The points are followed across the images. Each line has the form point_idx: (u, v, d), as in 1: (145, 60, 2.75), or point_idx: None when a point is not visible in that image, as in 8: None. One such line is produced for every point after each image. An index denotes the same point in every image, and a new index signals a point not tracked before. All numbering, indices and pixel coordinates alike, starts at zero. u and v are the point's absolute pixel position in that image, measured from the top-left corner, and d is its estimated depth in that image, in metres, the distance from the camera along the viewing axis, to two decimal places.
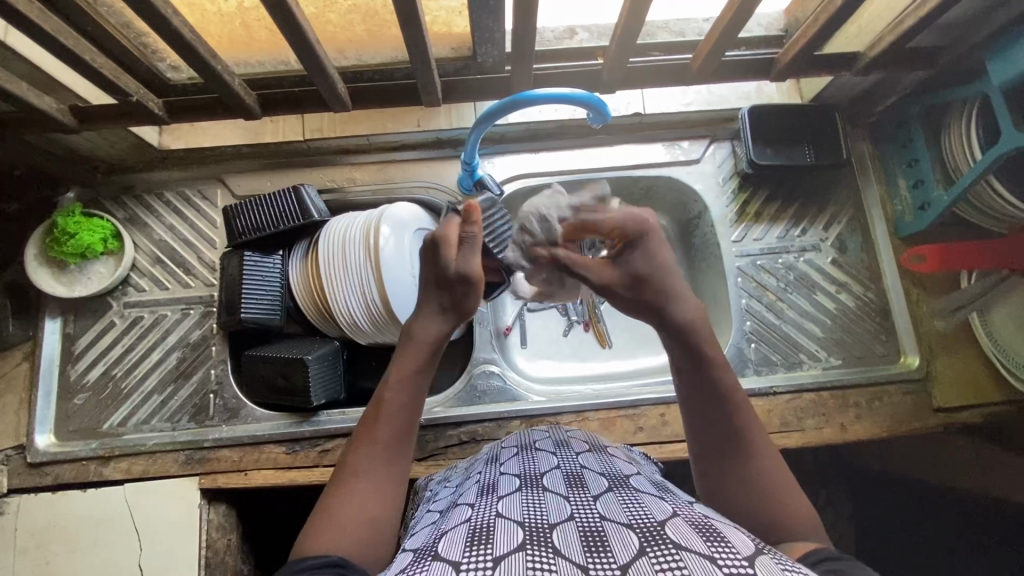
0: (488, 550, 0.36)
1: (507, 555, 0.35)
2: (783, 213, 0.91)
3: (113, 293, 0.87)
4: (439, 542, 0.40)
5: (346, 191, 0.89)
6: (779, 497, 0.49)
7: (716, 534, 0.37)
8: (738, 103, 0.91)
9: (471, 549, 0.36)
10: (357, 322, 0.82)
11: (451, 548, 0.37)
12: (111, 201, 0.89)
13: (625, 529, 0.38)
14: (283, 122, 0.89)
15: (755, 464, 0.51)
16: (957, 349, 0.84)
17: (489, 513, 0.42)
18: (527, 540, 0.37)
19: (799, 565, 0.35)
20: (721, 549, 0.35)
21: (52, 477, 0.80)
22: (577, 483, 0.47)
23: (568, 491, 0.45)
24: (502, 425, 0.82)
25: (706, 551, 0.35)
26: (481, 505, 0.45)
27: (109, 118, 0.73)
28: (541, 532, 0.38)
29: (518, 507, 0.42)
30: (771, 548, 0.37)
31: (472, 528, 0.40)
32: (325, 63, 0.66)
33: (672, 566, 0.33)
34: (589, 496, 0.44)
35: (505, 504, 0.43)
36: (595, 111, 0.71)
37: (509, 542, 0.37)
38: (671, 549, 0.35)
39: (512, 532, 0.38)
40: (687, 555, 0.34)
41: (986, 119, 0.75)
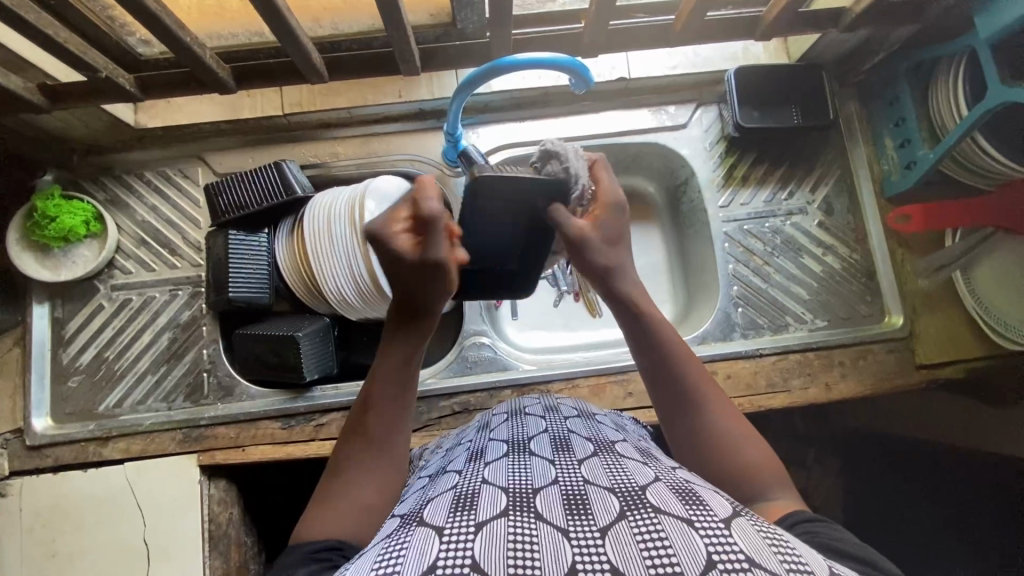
0: (471, 516, 0.37)
1: (489, 520, 0.36)
2: (770, 176, 0.91)
3: (99, 276, 0.86)
4: (425, 509, 0.41)
5: (329, 166, 0.88)
6: (736, 445, 0.52)
7: (694, 498, 0.38)
8: (725, 66, 0.89)
9: (455, 516, 0.37)
10: (346, 298, 0.82)
11: (436, 516, 0.38)
12: (91, 183, 0.88)
13: (607, 493, 0.39)
14: (261, 96, 0.87)
15: (709, 421, 0.53)
16: (940, 307, 0.86)
17: (474, 480, 0.43)
18: (509, 506, 0.38)
19: (773, 526, 0.37)
20: (699, 512, 0.36)
21: (53, 459, 0.81)
22: (563, 447, 0.48)
23: (554, 455, 0.46)
24: (494, 394, 0.83)
25: (684, 513, 0.36)
26: (468, 472, 0.46)
27: (80, 97, 0.71)
28: (524, 497, 0.39)
29: (503, 474, 0.43)
30: (748, 511, 0.38)
31: (456, 496, 0.41)
32: (298, 33, 0.64)
33: (650, 531, 0.34)
34: (574, 460, 0.45)
35: (490, 471, 0.44)
36: (578, 77, 0.70)
37: (491, 508, 0.38)
38: (650, 513, 0.36)
39: (495, 498, 0.39)
40: (665, 518, 0.35)
41: (972, 74, 0.74)
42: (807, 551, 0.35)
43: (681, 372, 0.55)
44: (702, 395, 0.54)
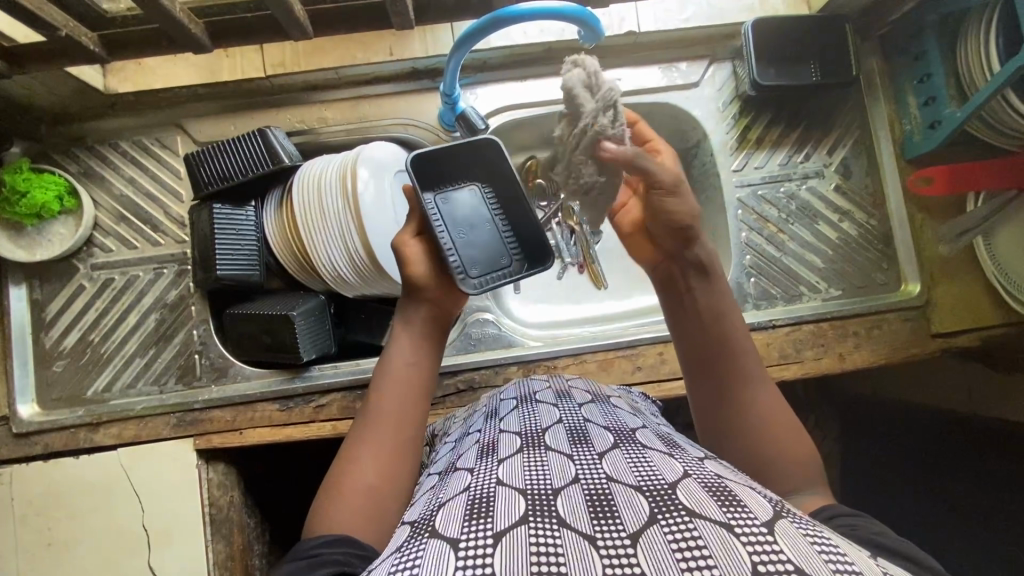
0: (487, 524, 0.34)
1: (508, 530, 0.34)
2: (785, 138, 0.86)
3: (78, 255, 0.82)
4: (437, 514, 0.38)
5: (318, 132, 0.82)
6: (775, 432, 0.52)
7: (730, 496, 0.35)
8: (742, 17, 0.83)
9: (470, 523, 0.35)
10: (342, 275, 0.78)
11: (449, 523, 0.36)
12: (62, 155, 0.82)
13: (634, 492, 0.36)
14: (240, 57, 0.80)
15: (751, 403, 0.54)
16: (960, 275, 0.83)
17: (488, 480, 0.41)
18: (529, 512, 0.35)
19: (819, 526, 0.34)
20: (738, 515, 0.33)
21: (42, 446, 0.78)
22: (580, 440, 0.45)
23: (572, 449, 0.44)
24: (499, 371, 0.80)
25: (722, 517, 0.33)
26: (481, 469, 0.43)
27: (39, 59, 0.64)
28: (544, 500, 0.37)
29: (519, 472, 0.41)
30: (790, 511, 0.35)
31: (470, 498, 0.38)
32: None
33: (685, 538, 0.32)
34: (594, 454, 0.42)
35: (505, 468, 0.42)
36: (588, 29, 0.64)
37: (509, 515, 0.35)
38: (684, 518, 0.33)
39: (513, 502, 0.37)
40: (701, 524, 0.32)
41: (1009, 25, 0.69)
42: (856, 554, 0.32)
43: (721, 353, 0.57)
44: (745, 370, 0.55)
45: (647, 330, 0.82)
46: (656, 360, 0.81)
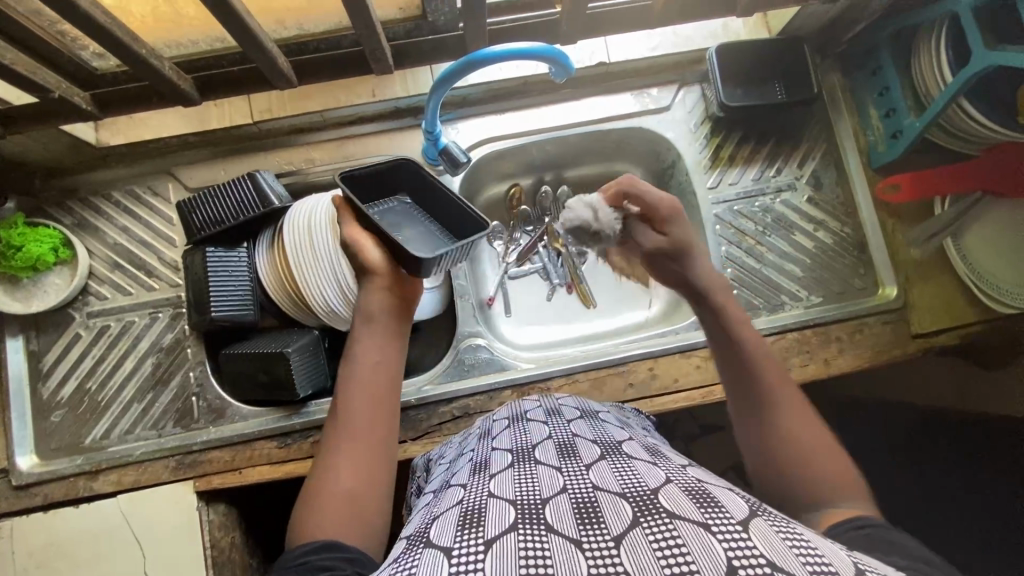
0: (479, 533, 0.36)
1: (499, 536, 0.35)
2: (757, 154, 0.90)
3: (74, 304, 0.83)
4: (431, 527, 0.40)
5: (306, 173, 0.85)
6: (810, 458, 0.51)
7: (709, 499, 0.37)
8: (705, 44, 0.88)
9: (463, 534, 0.36)
10: (335, 309, 0.79)
11: (443, 535, 0.37)
12: (56, 207, 0.84)
13: (619, 498, 0.38)
14: (228, 105, 0.84)
15: (783, 426, 0.53)
16: (934, 275, 0.85)
17: (481, 494, 0.42)
18: (519, 520, 0.37)
19: (793, 523, 0.36)
20: (715, 514, 0.35)
21: (42, 498, 0.78)
22: (569, 453, 0.47)
23: (560, 462, 0.45)
24: (493, 396, 0.82)
25: (701, 517, 0.35)
26: (473, 485, 0.45)
27: (34, 119, 0.67)
28: (533, 509, 0.38)
29: (509, 484, 0.42)
30: (766, 510, 0.37)
31: (463, 511, 0.40)
32: (261, 39, 0.61)
33: (665, 538, 0.33)
34: (581, 466, 0.44)
35: (496, 482, 0.43)
36: (558, 65, 0.67)
37: (500, 523, 0.37)
38: (665, 518, 0.35)
39: (504, 511, 0.38)
40: (681, 524, 0.34)
41: (956, 40, 0.73)
42: (826, 545, 0.34)
43: (755, 373, 0.57)
44: (777, 395, 0.55)
45: (636, 347, 0.84)
46: (647, 376, 0.82)
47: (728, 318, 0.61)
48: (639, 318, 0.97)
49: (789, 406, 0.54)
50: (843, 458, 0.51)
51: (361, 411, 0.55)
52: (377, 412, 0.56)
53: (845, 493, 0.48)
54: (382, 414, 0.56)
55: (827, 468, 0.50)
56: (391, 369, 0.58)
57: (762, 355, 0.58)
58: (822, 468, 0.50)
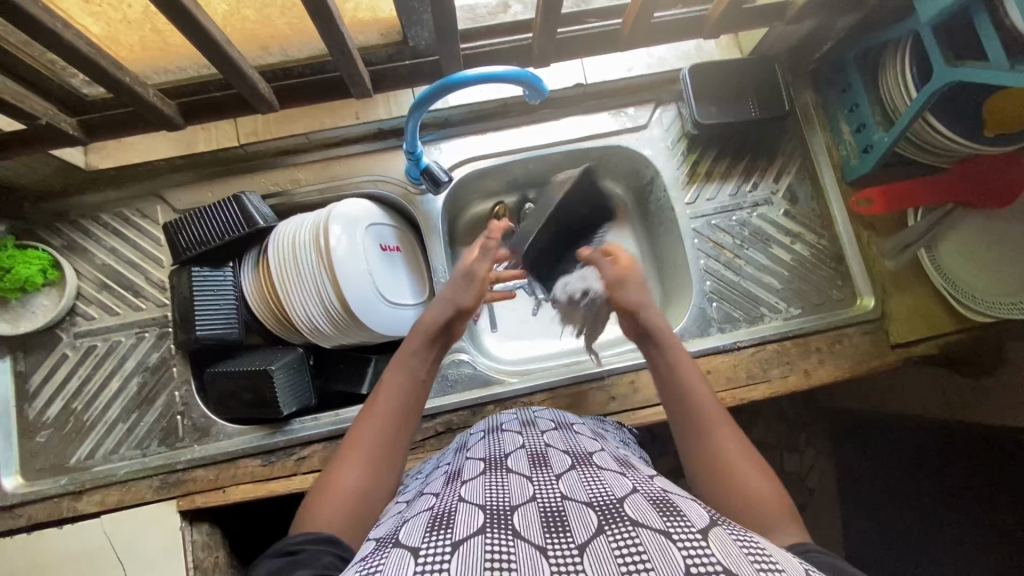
0: (448, 534, 0.36)
1: (466, 537, 0.36)
2: (733, 170, 0.92)
3: (62, 325, 0.84)
4: (402, 530, 0.40)
5: (291, 193, 0.87)
6: (741, 478, 0.52)
7: (672, 509, 0.38)
8: (679, 64, 0.91)
9: (432, 535, 0.37)
10: (318, 326, 0.80)
11: (412, 537, 0.38)
12: (46, 230, 0.85)
13: (585, 507, 0.39)
14: (215, 129, 0.87)
15: (717, 448, 0.55)
16: (911, 285, 0.87)
17: (452, 500, 0.43)
18: (487, 523, 0.37)
19: (752, 535, 0.37)
20: (676, 523, 0.36)
21: (25, 519, 0.78)
22: (540, 462, 0.48)
23: (532, 471, 0.46)
24: (477, 411, 0.82)
25: (662, 525, 0.36)
26: (446, 492, 0.46)
27: (23, 144, 0.68)
28: (502, 515, 0.39)
29: (480, 491, 0.43)
30: (726, 520, 0.38)
31: (434, 516, 0.41)
32: (242, 65, 0.64)
33: (627, 543, 0.34)
34: (552, 476, 0.45)
35: (468, 490, 0.44)
36: (532, 88, 0.70)
37: (468, 526, 0.37)
38: (629, 526, 0.36)
39: (473, 515, 0.39)
40: (643, 531, 0.35)
41: (920, 56, 0.75)
42: (783, 556, 0.35)
43: (691, 398, 0.60)
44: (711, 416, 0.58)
45: (618, 360, 0.85)
46: (629, 389, 0.83)
47: (668, 350, 0.65)
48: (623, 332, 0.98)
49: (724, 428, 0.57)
50: (772, 479, 0.52)
51: (391, 419, 0.59)
52: (402, 424, 0.60)
53: (774, 515, 0.49)
54: (405, 426, 0.60)
55: (761, 488, 0.51)
56: (420, 390, 0.64)
57: (691, 379, 0.62)
58: (755, 488, 0.51)
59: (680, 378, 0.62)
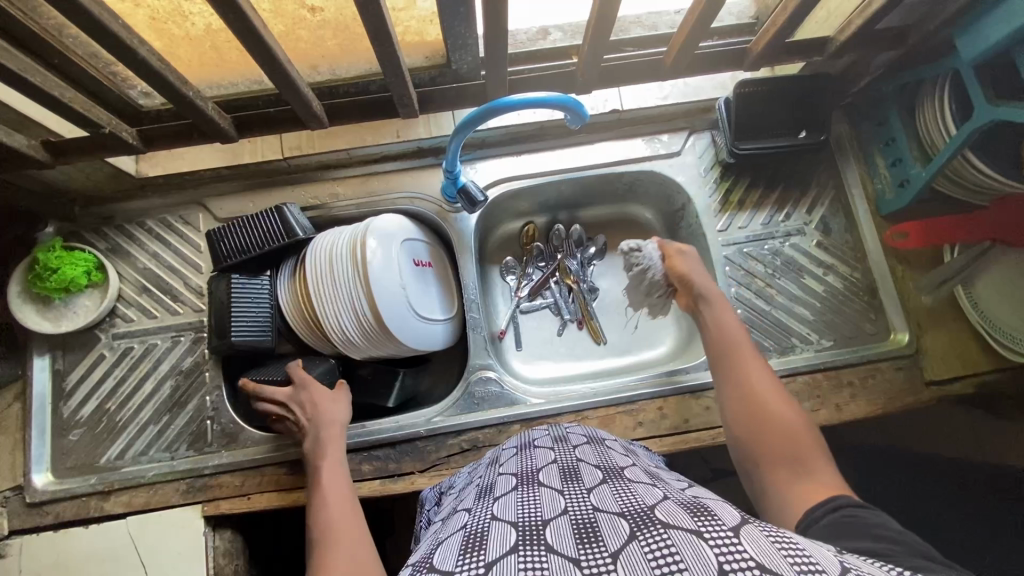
0: (481, 556, 0.37)
1: (499, 559, 0.36)
2: (766, 199, 0.92)
3: (101, 326, 0.86)
4: (435, 554, 0.40)
5: (329, 207, 0.89)
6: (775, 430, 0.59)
7: (705, 512, 0.38)
8: (714, 94, 0.92)
9: (465, 557, 0.37)
10: (350, 338, 0.81)
11: (446, 560, 0.38)
12: (92, 233, 0.88)
13: (617, 518, 0.39)
14: (261, 142, 0.90)
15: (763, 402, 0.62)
16: (946, 322, 0.86)
17: (484, 518, 0.43)
18: (519, 542, 0.37)
19: (788, 533, 0.36)
20: (707, 523, 0.36)
21: (53, 516, 0.79)
22: (572, 476, 0.48)
23: (563, 485, 0.46)
24: (502, 430, 0.82)
25: (693, 526, 0.36)
26: (478, 509, 0.46)
27: (82, 150, 0.71)
28: (534, 531, 0.39)
29: (512, 508, 0.43)
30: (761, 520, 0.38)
31: (467, 536, 0.41)
32: (297, 82, 0.66)
33: (661, 548, 0.34)
34: (583, 489, 0.45)
35: (500, 506, 0.44)
36: (574, 113, 0.71)
37: (501, 546, 0.37)
38: (660, 530, 0.36)
39: (506, 535, 0.39)
40: (674, 533, 0.35)
41: (959, 94, 0.75)
42: (818, 550, 0.35)
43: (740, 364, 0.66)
44: (764, 383, 0.63)
45: (645, 385, 0.84)
46: (657, 414, 0.82)
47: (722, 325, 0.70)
48: (649, 356, 0.98)
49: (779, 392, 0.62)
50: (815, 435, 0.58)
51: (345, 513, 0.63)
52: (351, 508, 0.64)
53: (805, 460, 0.55)
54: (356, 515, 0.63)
55: (797, 441, 0.57)
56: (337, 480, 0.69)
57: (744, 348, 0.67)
58: (789, 428, 0.58)
59: (727, 333, 0.69)
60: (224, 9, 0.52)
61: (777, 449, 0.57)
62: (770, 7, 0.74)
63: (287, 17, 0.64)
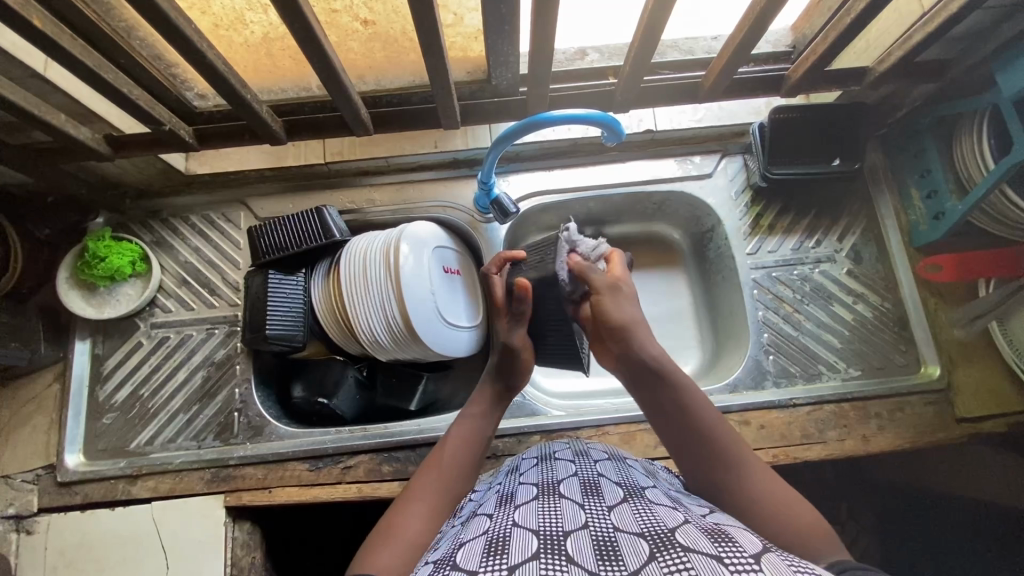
0: (503, 559, 0.38)
1: (521, 563, 0.37)
2: (796, 225, 0.92)
3: (140, 315, 0.89)
4: (458, 553, 0.42)
5: (365, 211, 0.92)
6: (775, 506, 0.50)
7: (725, 537, 0.38)
8: (749, 119, 0.92)
9: (488, 559, 0.39)
10: (378, 340, 0.83)
11: (469, 560, 0.40)
12: (139, 225, 0.92)
13: (637, 538, 0.39)
14: (304, 146, 0.92)
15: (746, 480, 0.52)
16: (979, 358, 0.84)
17: (506, 523, 0.44)
18: (541, 548, 0.39)
19: (810, 563, 0.36)
20: (729, 549, 0.36)
21: (81, 497, 0.81)
22: (593, 492, 0.48)
23: (583, 498, 0.47)
24: (522, 440, 0.83)
25: (714, 551, 0.36)
26: (499, 514, 0.46)
27: (140, 146, 0.75)
28: (555, 540, 0.40)
29: (533, 516, 0.44)
30: (781, 550, 0.38)
31: (489, 539, 0.42)
32: (349, 90, 0.69)
33: (680, 567, 0.35)
34: (603, 505, 0.45)
35: (521, 513, 0.45)
36: (610, 130, 0.73)
37: (523, 551, 0.39)
38: (680, 553, 0.36)
39: (528, 542, 0.40)
40: (694, 556, 0.36)
41: (997, 128, 0.75)
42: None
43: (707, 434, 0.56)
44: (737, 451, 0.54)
45: None
46: None
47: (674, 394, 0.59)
48: None
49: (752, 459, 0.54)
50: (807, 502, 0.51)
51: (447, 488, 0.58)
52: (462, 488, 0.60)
53: (820, 539, 0.47)
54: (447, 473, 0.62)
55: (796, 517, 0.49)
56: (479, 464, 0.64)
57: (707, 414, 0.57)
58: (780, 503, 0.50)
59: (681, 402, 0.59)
60: (289, 17, 0.55)
61: (783, 532, 0.48)
62: (808, 37, 0.76)
63: (341, 29, 0.67)
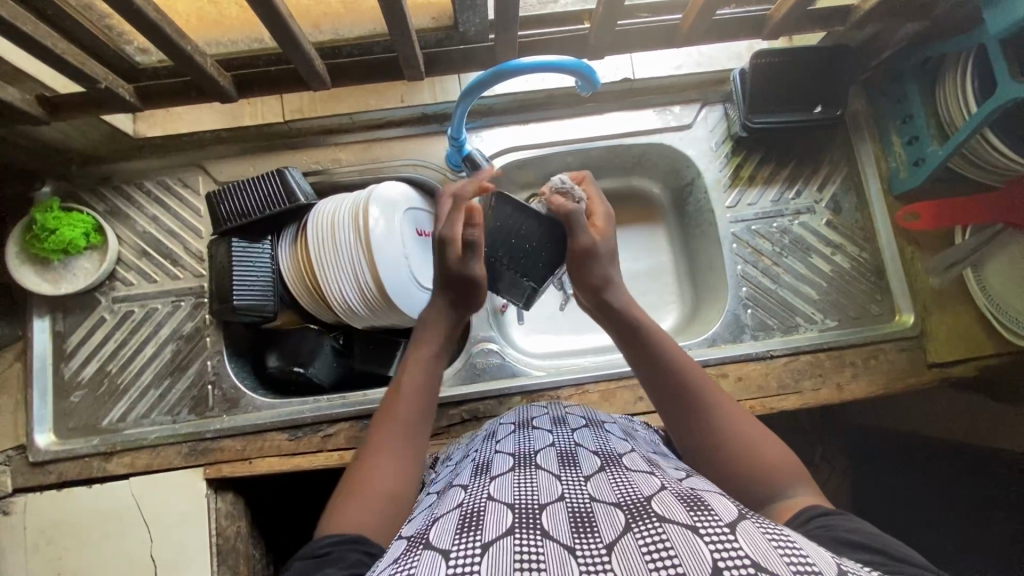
0: (478, 535, 0.37)
1: (496, 540, 0.36)
2: (777, 175, 0.90)
3: (100, 289, 0.85)
4: (431, 529, 0.40)
5: (332, 172, 0.87)
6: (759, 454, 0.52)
7: (699, 504, 0.38)
8: (730, 64, 0.88)
9: (461, 536, 0.37)
10: (353, 307, 0.81)
11: (442, 536, 0.38)
12: (89, 194, 0.86)
13: (613, 509, 0.39)
14: (261, 104, 0.87)
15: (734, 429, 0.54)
16: (953, 304, 0.84)
17: (480, 496, 0.43)
18: (516, 523, 0.38)
19: (779, 526, 0.36)
20: (703, 518, 0.36)
21: (56, 476, 0.80)
22: (569, 462, 0.48)
23: (560, 470, 0.46)
24: (502, 401, 0.82)
25: (688, 521, 0.36)
26: (474, 486, 0.46)
27: (78, 108, 0.69)
28: (531, 514, 0.39)
29: (509, 488, 0.43)
30: (755, 514, 0.38)
31: (462, 513, 0.41)
32: (300, 39, 0.63)
33: (655, 540, 0.34)
34: (580, 476, 0.45)
35: (496, 485, 0.44)
36: (585, 79, 0.69)
37: (498, 527, 0.38)
38: (655, 524, 0.36)
39: (502, 516, 0.39)
40: (669, 527, 0.35)
41: (982, 70, 0.73)
42: (811, 547, 0.35)
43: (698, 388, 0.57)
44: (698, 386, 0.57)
45: None
46: None
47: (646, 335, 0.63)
48: None
49: (716, 393, 0.57)
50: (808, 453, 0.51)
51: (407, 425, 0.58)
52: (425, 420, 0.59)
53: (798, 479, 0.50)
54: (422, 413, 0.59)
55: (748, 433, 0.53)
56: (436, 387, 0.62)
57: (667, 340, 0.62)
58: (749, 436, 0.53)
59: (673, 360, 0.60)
60: None
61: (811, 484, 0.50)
62: None
63: None
